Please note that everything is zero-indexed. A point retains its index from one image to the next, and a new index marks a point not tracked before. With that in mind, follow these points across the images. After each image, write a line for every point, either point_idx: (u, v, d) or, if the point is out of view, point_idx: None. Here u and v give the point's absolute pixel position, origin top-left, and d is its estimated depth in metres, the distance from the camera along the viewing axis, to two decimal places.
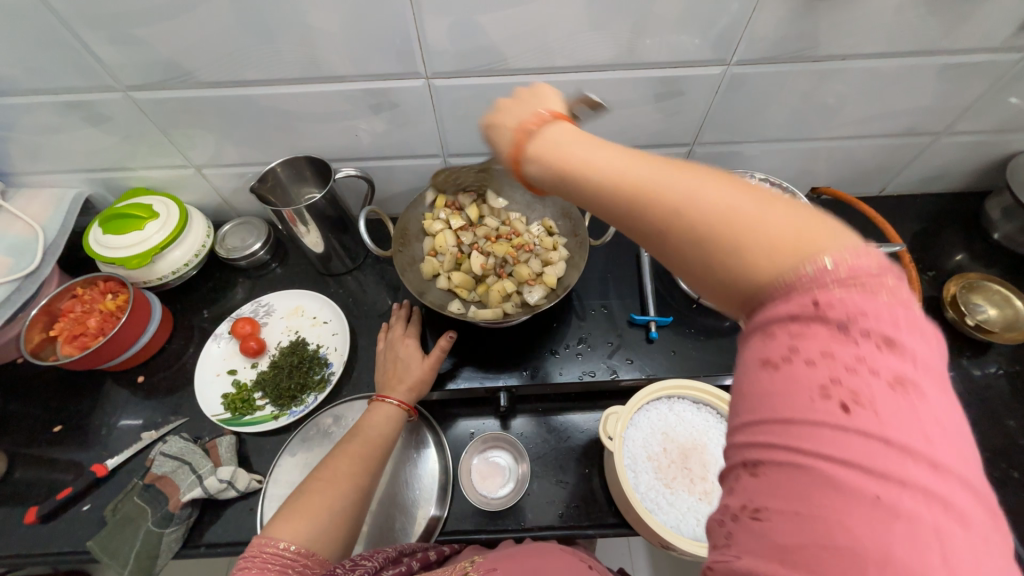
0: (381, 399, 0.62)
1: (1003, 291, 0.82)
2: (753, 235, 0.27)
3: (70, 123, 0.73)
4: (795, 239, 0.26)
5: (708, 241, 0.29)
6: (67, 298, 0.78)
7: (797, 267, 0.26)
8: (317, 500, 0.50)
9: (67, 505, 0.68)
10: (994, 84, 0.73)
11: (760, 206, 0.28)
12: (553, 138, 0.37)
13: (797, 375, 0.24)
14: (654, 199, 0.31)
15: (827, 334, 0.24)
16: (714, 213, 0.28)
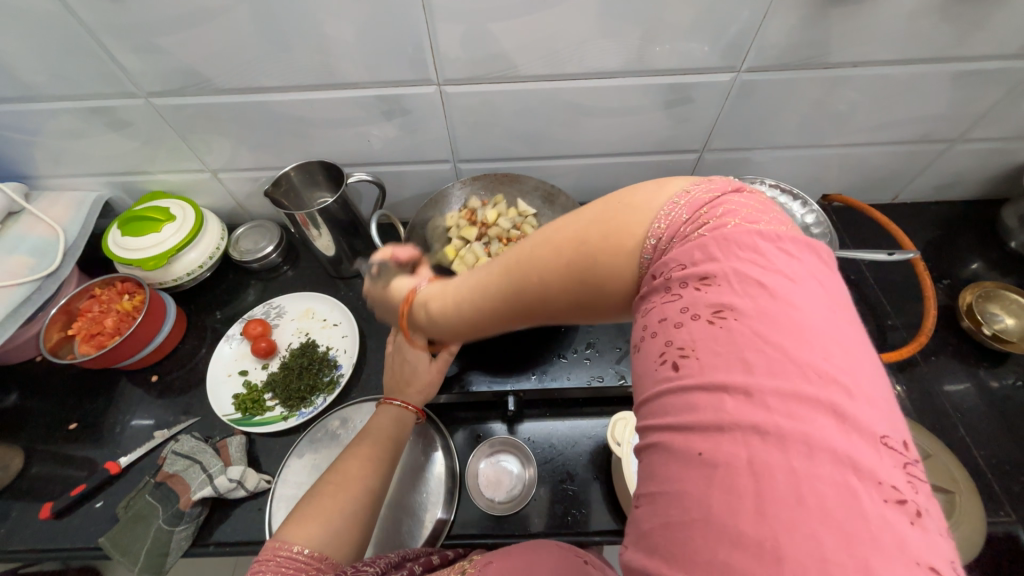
0: (387, 401, 0.63)
1: (1020, 300, 0.81)
2: (605, 240, 0.34)
3: (93, 129, 0.75)
4: (629, 228, 0.34)
5: (581, 267, 0.34)
6: (86, 298, 0.80)
7: (638, 248, 0.33)
8: (329, 504, 0.50)
9: (80, 502, 0.69)
10: (1010, 92, 0.72)
11: (589, 225, 0.35)
12: (436, 292, 0.47)
13: (648, 351, 0.30)
14: (532, 277, 0.36)
15: (666, 296, 0.31)
16: (567, 252, 0.35)
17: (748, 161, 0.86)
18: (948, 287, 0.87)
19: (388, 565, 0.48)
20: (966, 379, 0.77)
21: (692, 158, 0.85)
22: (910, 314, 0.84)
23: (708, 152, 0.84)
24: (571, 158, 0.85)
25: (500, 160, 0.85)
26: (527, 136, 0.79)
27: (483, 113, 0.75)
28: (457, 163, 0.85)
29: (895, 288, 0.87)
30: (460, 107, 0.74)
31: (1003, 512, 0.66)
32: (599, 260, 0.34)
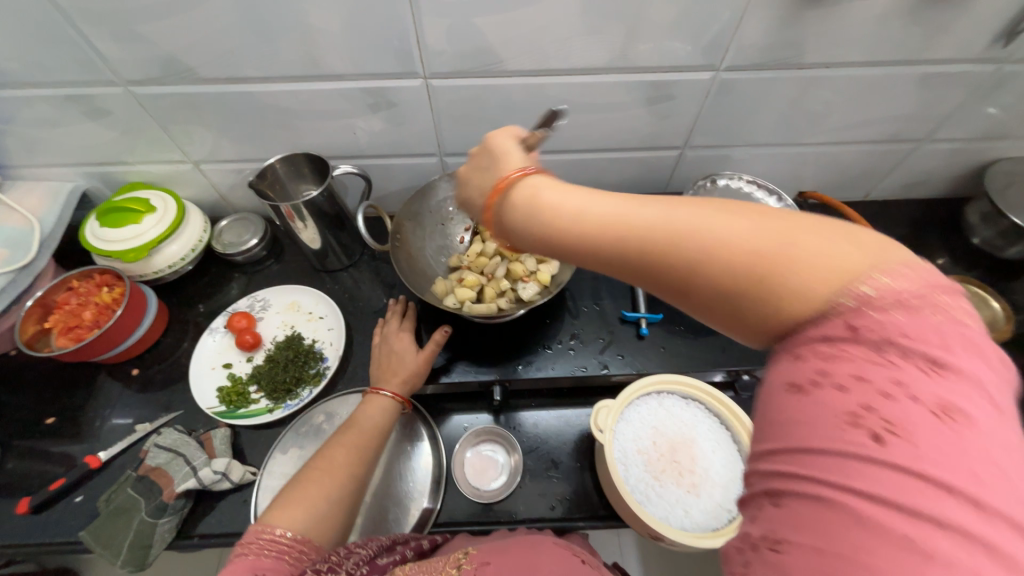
0: (376, 391, 0.63)
1: (981, 293, 0.84)
2: (800, 266, 0.28)
3: (70, 117, 0.74)
4: (838, 266, 0.27)
5: (756, 281, 0.29)
6: (62, 290, 0.78)
7: (837, 293, 0.27)
8: (315, 489, 0.51)
9: (60, 496, 0.67)
10: (973, 94, 0.76)
11: (793, 242, 0.28)
12: (535, 194, 0.38)
13: (827, 401, 0.24)
14: (681, 250, 0.31)
15: (861, 355, 0.25)
16: (747, 258, 0.29)
17: (728, 158, 0.89)
18: None
19: (379, 549, 0.50)
20: None
21: (674, 155, 0.87)
22: None
23: (689, 148, 0.86)
24: (556, 153, 0.86)
25: None
26: None
27: (469, 108, 0.75)
28: (444, 157, 0.86)
29: None
30: (446, 101, 0.74)
31: None
32: (775, 286, 0.28)
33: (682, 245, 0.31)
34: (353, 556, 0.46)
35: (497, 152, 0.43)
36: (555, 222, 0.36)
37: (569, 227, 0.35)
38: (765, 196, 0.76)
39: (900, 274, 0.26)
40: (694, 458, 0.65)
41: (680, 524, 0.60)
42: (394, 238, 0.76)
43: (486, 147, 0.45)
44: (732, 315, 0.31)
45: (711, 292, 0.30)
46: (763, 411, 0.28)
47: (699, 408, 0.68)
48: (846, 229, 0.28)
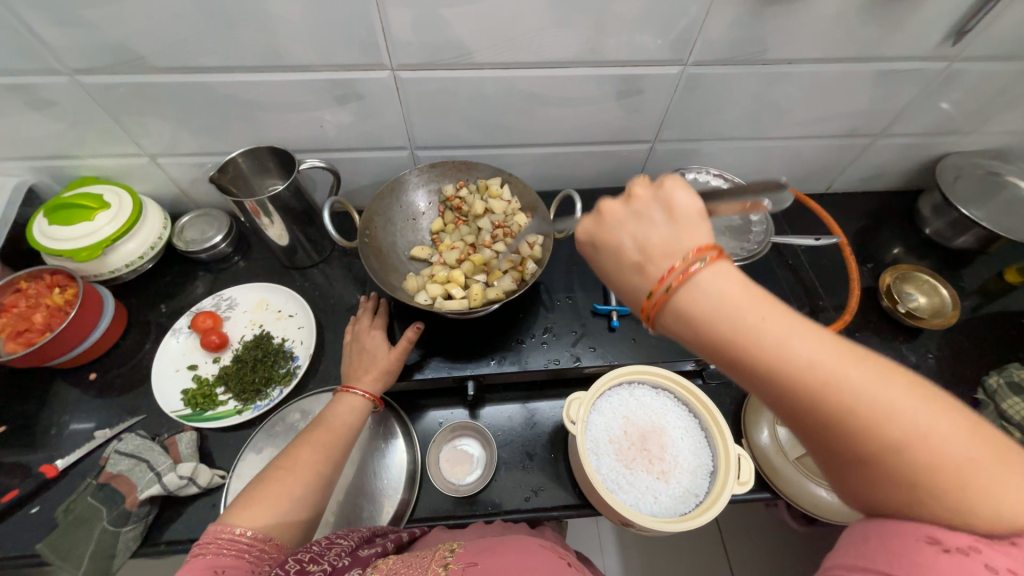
0: (347, 390, 0.62)
1: (931, 281, 0.90)
2: (997, 492, 0.28)
3: (11, 108, 0.69)
4: (1022, 502, 0.27)
5: (948, 490, 0.28)
6: (10, 292, 0.74)
7: (1012, 524, 0.27)
8: (277, 488, 0.50)
9: (13, 509, 0.64)
10: (925, 90, 0.79)
11: (996, 468, 0.28)
12: (720, 297, 0.34)
13: (977, 573, 0.26)
14: (884, 431, 0.29)
15: (1016, 557, 0.27)
16: (945, 465, 0.28)
17: (697, 152, 0.91)
18: (872, 270, 0.95)
19: (359, 540, 0.53)
20: (885, 352, 0.85)
21: (645, 149, 0.88)
22: (838, 295, 0.92)
23: (659, 142, 0.87)
24: (528, 147, 0.86)
25: (458, 148, 0.85)
26: (484, 123, 0.80)
27: (439, 101, 0.74)
28: (415, 151, 0.84)
29: (825, 272, 0.95)
30: (414, 94, 0.73)
31: None
32: (962, 499, 0.28)
33: (888, 428, 0.29)
34: (334, 546, 0.49)
35: (672, 216, 0.38)
36: (744, 340, 0.33)
37: (766, 351, 0.32)
38: (730, 190, 0.78)
39: None
40: (664, 446, 0.66)
41: (649, 510, 0.61)
42: (363, 234, 0.74)
43: (674, 209, 0.38)
44: (887, 494, 0.30)
45: (889, 474, 0.30)
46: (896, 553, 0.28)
47: (669, 396, 0.70)
48: None
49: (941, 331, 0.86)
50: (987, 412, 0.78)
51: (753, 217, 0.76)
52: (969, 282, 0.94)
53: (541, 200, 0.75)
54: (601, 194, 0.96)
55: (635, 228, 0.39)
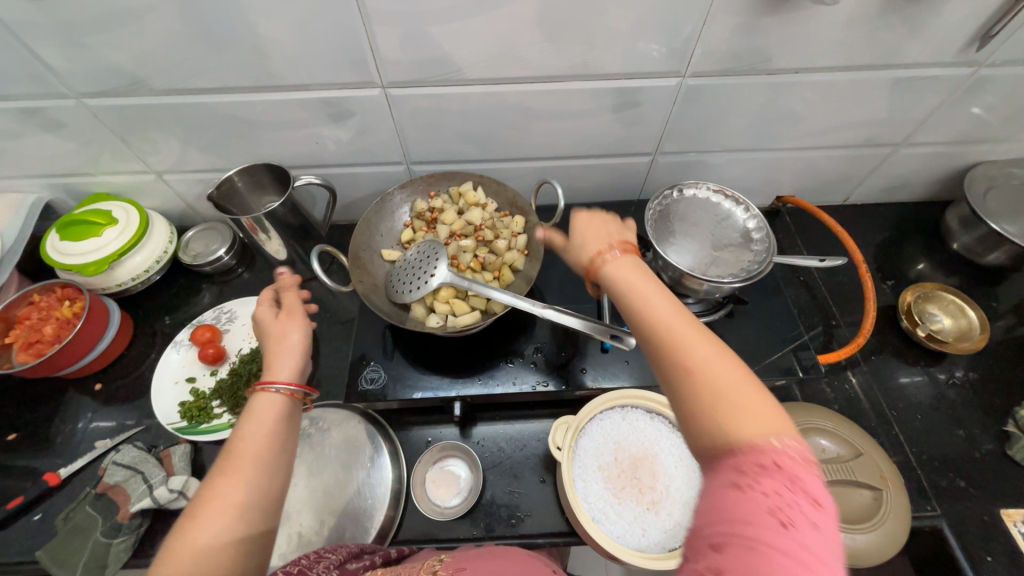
0: (264, 388, 0.48)
1: (957, 301, 0.84)
2: (745, 413, 0.33)
3: (25, 130, 0.73)
4: (765, 423, 0.32)
5: (710, 406, 0.34)
6: (24, 305, 0.77)
7: (766, 442, 0.32)
8: (185, 543, 0.37)
9: (18, 515, 0.67)
10: (951, 97, 0.74)
11: (748, 394, 0.34)
12: (614, 270, 0.45)
13: (752, 497, 0.30)
14: (676, 355, 0.37)
15: (778, 480, 0.30)
16: (709, 383, 0.34)
17: (702, 164, 0.87)
18: (893, 288, 0.89)
19: (349, 554, 0.53)
20: (905, 376, 0.80)
21: (646, 161, 0.86)
22: (854, 314, 0.87)
23: (661, 154, 0.84)
24: (526, 161, 0.85)
25: (454, 164, 0.84)
26: (479, 138, 0.79)
27: (431, 117, 0.74)
28: (411, 166, 0.84)
29: (840, 288, 0.90)
30: (407, 111, 0.73)
31: (930, 507, 0.69)
32: (724, 415, 0.33)
33: (677, 352, 0.37)
34: (323, 560, 0.49)
35: (587, 231, 0.51)
36: (618, 292, 0.44)
37: (628, 297, 0.42)
38: (732, 206, 0.74)
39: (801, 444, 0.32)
40: (656, 474, 0.64)
41: (635, 544, 0.59)
42: (356, 271, 0.72)
43: (610, 222, 0.51)
44: (684, 419, 0.36)
45: (682, 393, 0.36)
46: (710, 500, 0.32)
47: (664, 422, 0.67)
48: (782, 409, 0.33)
49: (967, 354, 0.80)
50: (1017, 446, 0.71)
51: (755, 234, 0.72)
52: (1003, 302, 0.87)
53: (520, 194, 0.75)
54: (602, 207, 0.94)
55: (584, 227, 0.51)
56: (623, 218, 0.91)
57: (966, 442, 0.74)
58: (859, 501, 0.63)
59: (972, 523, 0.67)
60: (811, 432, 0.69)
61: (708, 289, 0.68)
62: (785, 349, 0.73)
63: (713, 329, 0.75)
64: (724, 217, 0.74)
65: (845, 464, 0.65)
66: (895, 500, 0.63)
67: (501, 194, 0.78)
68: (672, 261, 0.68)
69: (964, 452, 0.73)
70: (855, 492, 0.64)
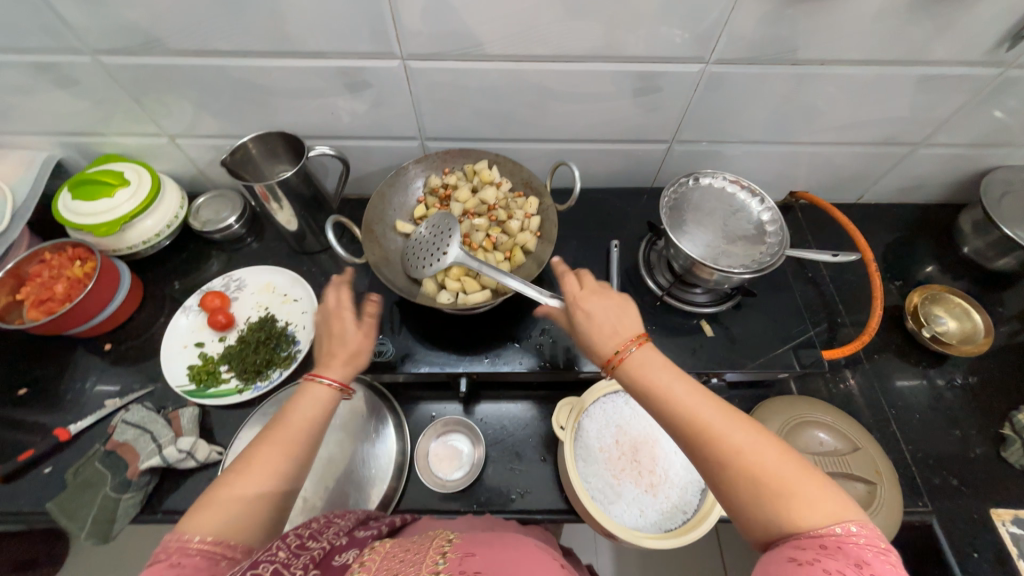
0: (314, 376, 0.56)
1: (964, 304, 0.84)
2: (805, 502, 0.36)
3: (38, 85, 0.72)
4: (828, 507, 0.35)
5: (772, 500, 0.36)
6: (35, 262, 0.77)
7: (827, 527, 0.34)
8: (229, 490, 0.46)
9: (29, 467, 0.68)
10: (975, 97, 0.73)
11: (803, 478, 0.37)
12: (641, 364, 0.46)
13: (815, 575, 0.32)
14: (728, 452, 0.39)
15: (844, 562, 0.32)
16: (766, 474, 0.37)
17: (718, 154, 0.87)
18: (900, 288, 0.90)
19: (357, 521, 0.54)
20: (906, 377, 0.81)
21: (662, 149, 0.85)
22: (860, 313, 0.87)
23: (677, 142, 0.84)
24: (541, 142, 0.84)
25: (469, 142, 0.84)
26: (495, 116, 0.78)
27: (448, 92, 0.73)
28: (425, 142, 0.84)
29: (848, 287, 0.90)
30: (424, 84, 0.72)
31: (922, 503, 0.70)
32: (787, 507, 0.36)
33: (728, 450, 0.39)
34: (333, 525, 0.51)
35: (603, 313, 0.50)
36: (650, 392, 0.44)
37: (661, 395, 0.43)
38: (747, 197, 0.74)
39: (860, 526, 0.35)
40: (655, 458, 0.65)
41: (632, 523, 0.60)
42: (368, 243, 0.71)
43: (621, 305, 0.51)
44: (745, 513, 0.38)
45: (740, 492, 0.38)
46: (771, 575, 0.34)
47: None
48: (835, 488, 0.37)
49: (969, 358, 0.81)
50: (1012, 449, 0.73)
51: (769, 227, 0.72)
52: (1009, 308, 0.87)
53: (535, 175, 0.75)
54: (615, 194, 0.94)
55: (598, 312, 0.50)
56: (635, 205, 0.91)
57: (961, 443, 0.75)
58: (854, 494, 0.64)
59: (962, 522, 0.69)
60: (810, 424, 0.70)
61: (718, 278, 0.68)
62: (789, 343, 0.74)
63: (720, 321, 0.76)
64: (739, 209, 0.74)
65: (842, 457, 0.66)
66: (888, 494, 0.64)
67: (516, 174, 0.77)
68: (685, 249, 0.68)
69: (958, 453, 0.74)
70: (850, 485, 0.65)
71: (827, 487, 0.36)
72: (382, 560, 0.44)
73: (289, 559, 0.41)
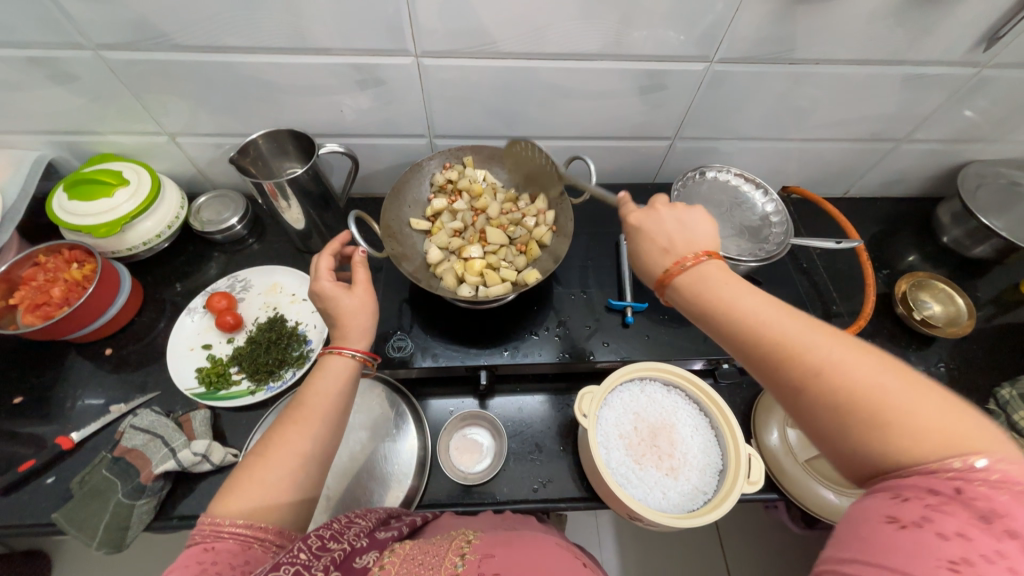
0: (335, 351, 0.56)
1: (947, 289, 0.89)
2: (917, 424, 0.31)
3: (33, 81, 0.69)
4: (950, 434, 0.31)
5: (869, 424, 0.33)
6: (28, 266, 0.74)
7: (946, 459, 0.30)
8: (258, 472, 0.46)
9: (28, 478, 0.65)
10: (953, 96, 0.78)
11: (915, 397, 0.32)
12: (704, 279, 0.44)
13: (928, 541, 0.28)
14: (810, 364, 0.36)
15: (964, 519, 0.28)
16: (860, 396, 0.34)
17: (716, 151, 0.90)
18: (887, 277, 0.95)
19: (377, 522, 0.52)
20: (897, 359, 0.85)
21: (664, 145, 0.88)
22: (851, 301, 0.92)
23: (679, 139, 0.87)
24: (548, 139, 0.86)
25: (477, 139, 0.85)
26: (504, 114, 0.79)
27: (460, 89, 0.74)
28: (433, 139, 0.84)
29: (838, 276, 0.95)
30: (437, 81, 0.73)
31: None
32: (891, 431, 0.32)
33: (811, 365, 0.36)
34: (353, 526, 0.48)
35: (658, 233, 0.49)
36: (712, 304, 0.43)
37: (726, 307, 0.42)
38: (751, 190, 0.78)
39: (1008, 459, 0.29)
40: (674, 443, 0.67)
41: (657, 506, 0.62)
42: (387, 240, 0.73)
43: (685, 219, 0.48)
44: (832, 436, 0.36)
45: (826, 411, 0.35)
46: (864, 534, 0.30)
47: (680, 394, 0.70)
48: (963, 410, 0.32)
49: (953, 339, 0.86)
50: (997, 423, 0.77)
51: (773, 219, 0.75)
52: (984, 293, 0.94)
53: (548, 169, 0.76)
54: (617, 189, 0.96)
55: (659, 229, 0.49)
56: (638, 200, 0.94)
57: None
58: None
59: None
60: None
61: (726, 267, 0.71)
62: None
63: None
64: (743, 201, 0.77)
65: None
66: None
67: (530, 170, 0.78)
68: None
69: None
70: None
71: (947, 408, 0.32)
72: (403, 563, 0.43)
73: (309, 561, 0.39)
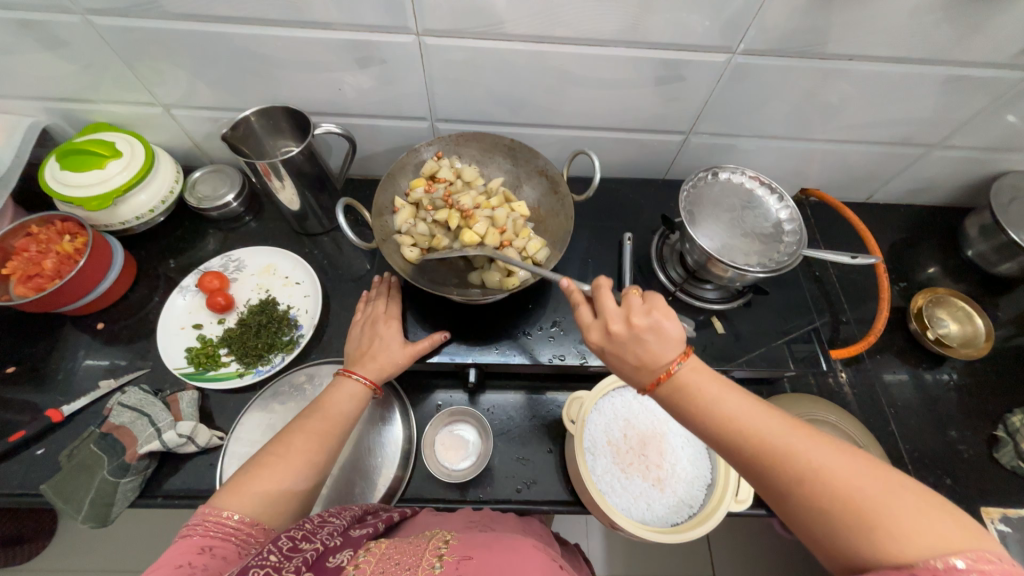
0: (347, 374, 0.61)
1: (966, 308, 0.85)
2: (894, 523, 0.33)
3: (23, 45, 0.67)
4: (924, 533, 0.32)
5: (847, 525, 0.34)
6: (21, 235, 0.73)
7: (927, 559, 0.31)
8: (268, 472, 0.49)
9: (19, 448, 0.66)
10: (996, 101, 0.72)
11: (889, 494, 0.34)
12: (680, 378, 0.44)
13: None
14: (790, 462, 0.38)
15: None
16: (839, 492, 0.35)
17: (733, 148, 0.85)
18: (903, 289, 0.91)
19: (351, 520, 0.51)
20: (906, 375, 0.82)
21: (678, 140, 0.83)
22: (863, 313, 0.88)
23: (694, 134, 0.82)
24: (556, 128, 0.81)
25: (481, 125, 0.81)
26: (510, 100, 0.75)
27: (464, 72, 0.70)
28: (435, 123, 0.81)
29: (852, 286, 0.91)
30: (440, 63, 0.69)
31: None
32: (869, 533, 0.33)
33: (788, 461, 0.38)
34: (326, 525, 0.47)
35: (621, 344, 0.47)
36: (690, 402, 0.43)
37: (704, 402, 0.42)
38: (765, 194, 0.74)
39: (981, 555, 0.31)
40: (663, 454, 0.65)
41: (640, 516, 0.61)
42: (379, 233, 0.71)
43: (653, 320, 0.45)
44: (815, 532, 0.37)
45: (802, 505, 0.37)
46: None
47: None
48: (929, 499, 0.34)
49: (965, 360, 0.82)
50: (1004, 450, 0.74)
51: (786, 226, 0.71)
52: (1005, 312, 0.89)
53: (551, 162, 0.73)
54: (627, 184, 0.92)
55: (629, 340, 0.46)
56: (644, 196, 0.90)
57: (955, 442, 0.77)
58: None
59: None
60: (810, 422, 0.69)
61: (732, 275, 0.68)
62: (790, 333, 0.74)
63: (729, 318, 0.75)
64: (756, 204, 0.73)
65: None
66: None
67: (531, 160, 0.75)
68: (699, 242, 0.67)
69: (952, 452, 0.76)
70: None
71: (918, 500, 0.34)
72: (378, 562, 0.41)
73: (281, 562, 0.37)
